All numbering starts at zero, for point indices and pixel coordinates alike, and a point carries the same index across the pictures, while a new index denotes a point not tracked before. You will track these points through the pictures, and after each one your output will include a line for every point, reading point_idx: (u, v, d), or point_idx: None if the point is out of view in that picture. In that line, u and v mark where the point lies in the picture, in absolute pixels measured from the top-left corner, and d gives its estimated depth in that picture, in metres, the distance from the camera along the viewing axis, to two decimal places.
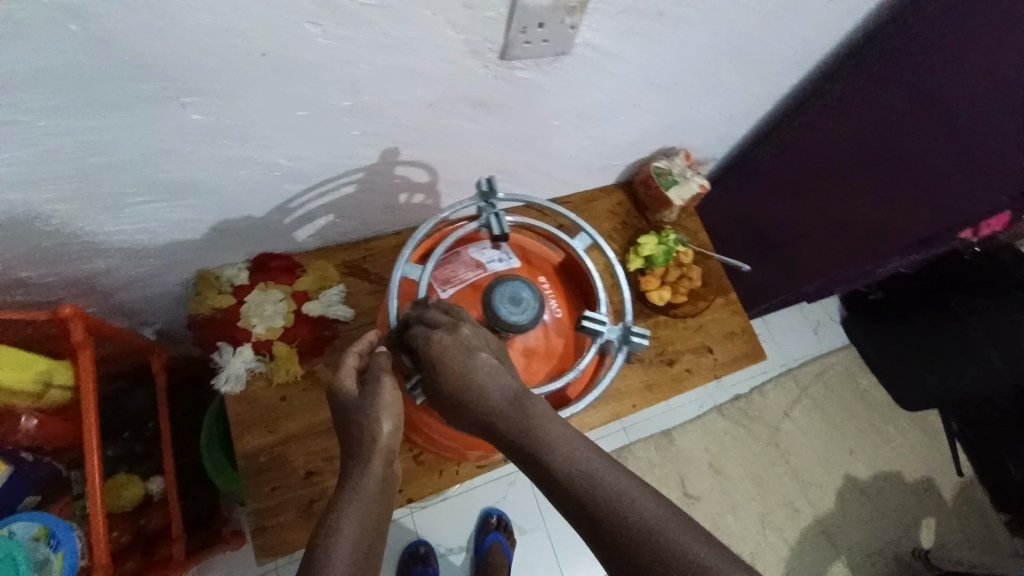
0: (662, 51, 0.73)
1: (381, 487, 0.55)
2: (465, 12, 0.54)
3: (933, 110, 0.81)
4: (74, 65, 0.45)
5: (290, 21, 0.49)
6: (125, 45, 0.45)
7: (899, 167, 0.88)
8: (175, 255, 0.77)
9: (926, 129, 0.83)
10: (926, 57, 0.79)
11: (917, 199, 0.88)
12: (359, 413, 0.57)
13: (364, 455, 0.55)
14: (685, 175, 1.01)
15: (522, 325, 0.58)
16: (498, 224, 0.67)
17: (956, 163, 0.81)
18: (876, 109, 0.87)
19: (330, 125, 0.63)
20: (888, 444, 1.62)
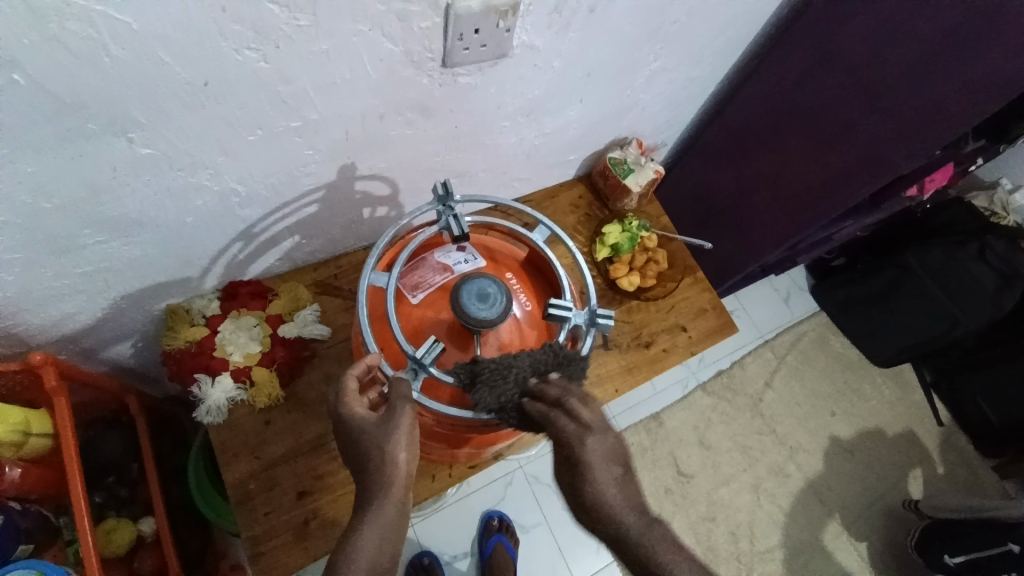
0: (599, 44, 0.76)
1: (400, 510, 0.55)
2: (399, 24, 0.56)
3: (847, 66, 0.87)
4: (15, 109, 0.46)
5: (227, 48, 0.50)
6: (65, 85, 0.46)
7: (828, 124, 0.93)
8: (141, 291, 0.77)
9: (846, 84, 0.88)
10: (836, 18, 0.85)
11: (849, 151, 0.92)
12: (374, 442, 0.55)
13: (380, 486, 0.54)
14: (639, 162, 1.04)
15: (489, 320, 0.59)
16: (457, 225, 0.68)
17: (875, 111, 0.86)
18: (798, 73, 0.92)
19: (283, 146, 0.64)
20: (868, 402, 1.68)
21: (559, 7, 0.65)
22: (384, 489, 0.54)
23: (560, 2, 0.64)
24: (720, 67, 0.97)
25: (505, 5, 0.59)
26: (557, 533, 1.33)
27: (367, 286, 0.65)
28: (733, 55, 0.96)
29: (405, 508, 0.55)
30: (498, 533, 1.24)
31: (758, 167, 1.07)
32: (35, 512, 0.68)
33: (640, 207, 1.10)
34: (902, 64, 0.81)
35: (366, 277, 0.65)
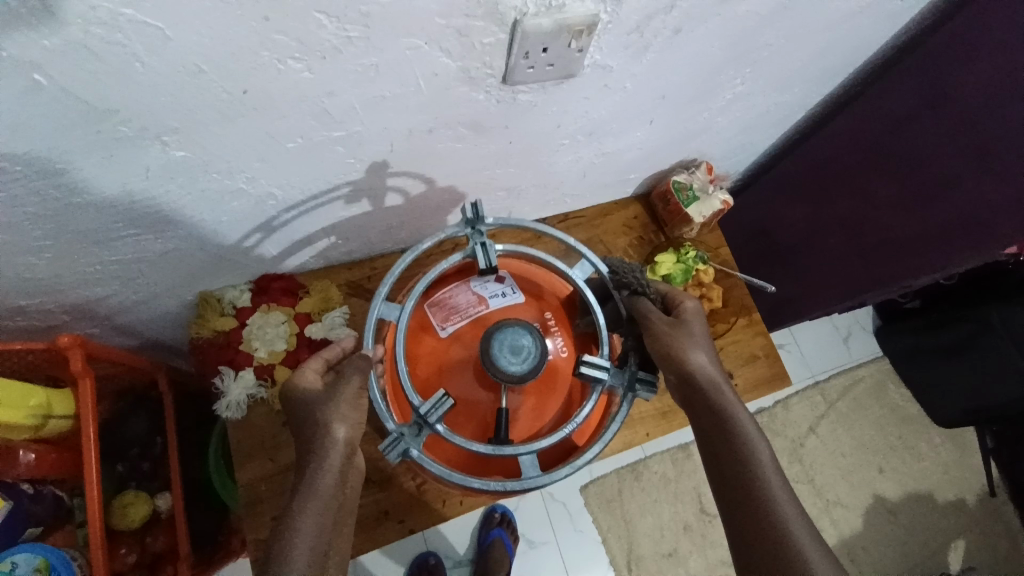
0: (677, 66, 0.67)
1: (338, 483, 0.53)
2: (459, 39, 0.50)
3: (944, 109, 0.76)
4: (42, 112, 0.43)
5: (268, 58, 0.46)
6: (95, 91, 0.43)
7: (911, 170, 0.82)
8: (173, 280, 0.76)
9: (940, 127, 0.77)
10: (939, 52, 0.75)
11: (930, 203, 0.81)
12: (316, 411, 0.57)
13: (318, 454, 0.54)
14: (706, 190, 0.94)
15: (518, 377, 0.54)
16: (485, 257, 0.64)
17: (970, 164, 0.75)
18: (885, 110, 0.83)
19: (323, 155, 0.60)
20: (920, 462, 1.54)
21: (640, 27, 0.57)
22: (320, 452, 0.54)
23: (642, 21, 0.56)
24: (814, 93, 0.87)
25: (580, 25, 0.52)
26: (566, 555, 1.30)
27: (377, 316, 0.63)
28: (831, 81, 0.85)
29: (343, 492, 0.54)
30: (498, 527, 1.23)
31: (837, 209, 0.95)
32: (48, 493, 0.69)
33: (700, 236, 1.01)
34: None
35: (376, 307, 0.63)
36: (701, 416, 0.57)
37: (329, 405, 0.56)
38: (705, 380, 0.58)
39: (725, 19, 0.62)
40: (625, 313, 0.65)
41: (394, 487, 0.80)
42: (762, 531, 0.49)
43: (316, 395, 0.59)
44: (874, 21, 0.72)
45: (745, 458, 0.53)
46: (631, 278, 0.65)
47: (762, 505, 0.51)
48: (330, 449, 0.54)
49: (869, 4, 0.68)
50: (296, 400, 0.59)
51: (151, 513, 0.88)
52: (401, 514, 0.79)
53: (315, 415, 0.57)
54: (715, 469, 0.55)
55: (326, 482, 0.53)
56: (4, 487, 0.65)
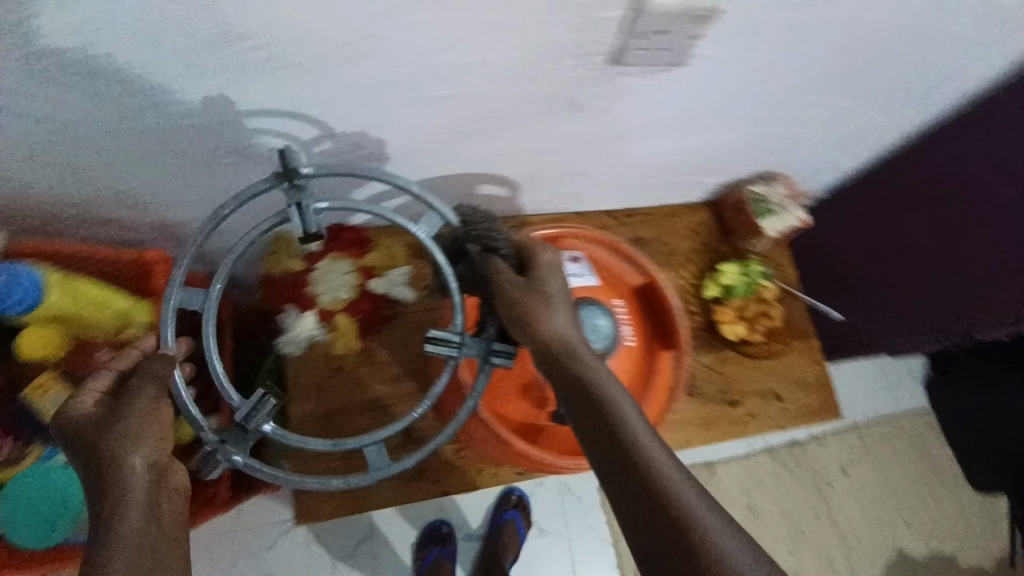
0: (783, 69, 0.66)
1: (148, 524, 0.46)
2: (581, 11, 0.50)
3: None
4: (184, 26, 0.46)
5: (399, 4, 0.47)
6: (236, 13, 0.45)
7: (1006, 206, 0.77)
8: (254, 214, 0.79)
9: None
10: None
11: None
12: (97, 441, 0.47)
13: (111, 487, 0.46)
14: (784, 205, 0.92)
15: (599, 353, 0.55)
16: (305, 223, 0.64)
17: None
18: (988, 139, 0.78)
19: (422, 110, 0.61)
20: (951, 523, 1.48)
21: (760, 22, 0.56)
22: (120, 485, 0.46)
23: (764, 16, 0.55)
24: (915, 119, 0.83)
25: (705, 11, 0.51)
26: (574, 550, 1.30)
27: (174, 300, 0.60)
28: (934, 109, 0.82)
29: (153, 539, 0.46)
30: (513, 510, 1.24)
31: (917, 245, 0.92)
32: None
33: (767, 252, 0.99)
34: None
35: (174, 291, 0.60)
36: (568, 395, 0.54)
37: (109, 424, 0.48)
38: (561, 349, 0.56)
39: (843, 26, 0.60)
40: (479, 268, 0.63)
41: (431, 448, 0.82)
42: (680, 548, 0.45)
43: (84, 428, 0.48)
44: (997, 51, 0.69)
45: (638, 454, 0.49)
46: (482, 231, 0.62)
47: (662, 509, 0.46)
48: (129, 481, 0.46)
49: (999, 32, 0.65)
50: (74, 438, 0.49)
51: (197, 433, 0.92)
52: (436, 474, 0.81)
53: (100, 448, 0.47)
54: (596, 463, 0.51)
55: (129, 522, 0.45)
56: (78, 381, 0.68)
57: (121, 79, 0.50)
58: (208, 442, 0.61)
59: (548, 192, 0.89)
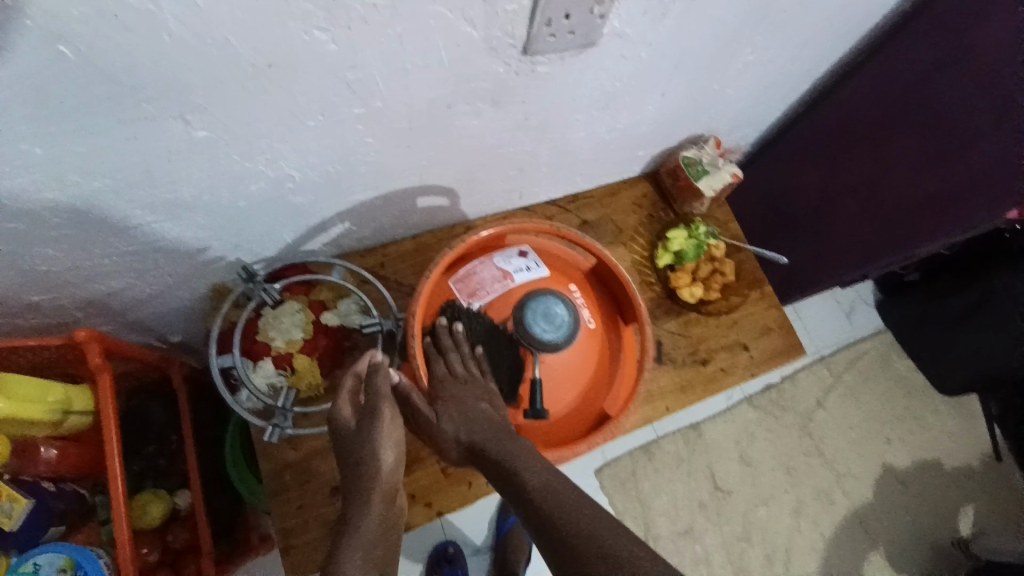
0: (693, 33, 0.67)
1: (381, 528, 0.55)
2: (483, 7, 0.50)
3: (969, 61, 0.76)
4: (65, 92, 0.43)
5: (295, 27, 0.45)
6: (120, 68, 0.43)
7: (931, 125, 0.81)
8: (186, 272, 0.75)
9: (965, 80, 0.77)
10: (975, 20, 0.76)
11: (944, 163, 0.80)
12: (360, 446, 0.59)
13: (359, 504, 0.56)
14: (715, 164, 0.95)
15: (556, 341, 0.58)
16: (272, 297, 0.79)
17: (992, 119, 0.74)
18: (909, 70, 0.83)
19: (342, 133, 0.60)
20: (925, 431, 1.56)
21: None
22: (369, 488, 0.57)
23: None
24: (818, 63, 0.87)
25: None
26: None
27: (216, 368, 0.74)
28: (837, 51, 0.85)
29: (389, 518, 0.57)
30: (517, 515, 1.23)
31: (848, 180, 0.95)
32: (69, 490, 0.70)
33: (704, 214, 1.02)
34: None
35: (216, 359, 0.74)
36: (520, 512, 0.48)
37: (364, 444, 0.59)
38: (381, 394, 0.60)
39: None
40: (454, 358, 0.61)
41: (420, 470, 0.80)
42: None
43: (348, 434, 0.61)
44: None
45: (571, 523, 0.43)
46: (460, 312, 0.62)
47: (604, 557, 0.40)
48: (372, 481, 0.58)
49: None
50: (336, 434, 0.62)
51: (170, 510, 0.87)
52: (430, 497, 0.79)
53: (355, 453, 0.59)
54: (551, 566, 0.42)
55: (366, 521, 0.54)
56: (25, 485, 0.65)
57: (7, 160, 0.46)
58: (268, 428, 0.73)
59: (489, 193, 0.89)
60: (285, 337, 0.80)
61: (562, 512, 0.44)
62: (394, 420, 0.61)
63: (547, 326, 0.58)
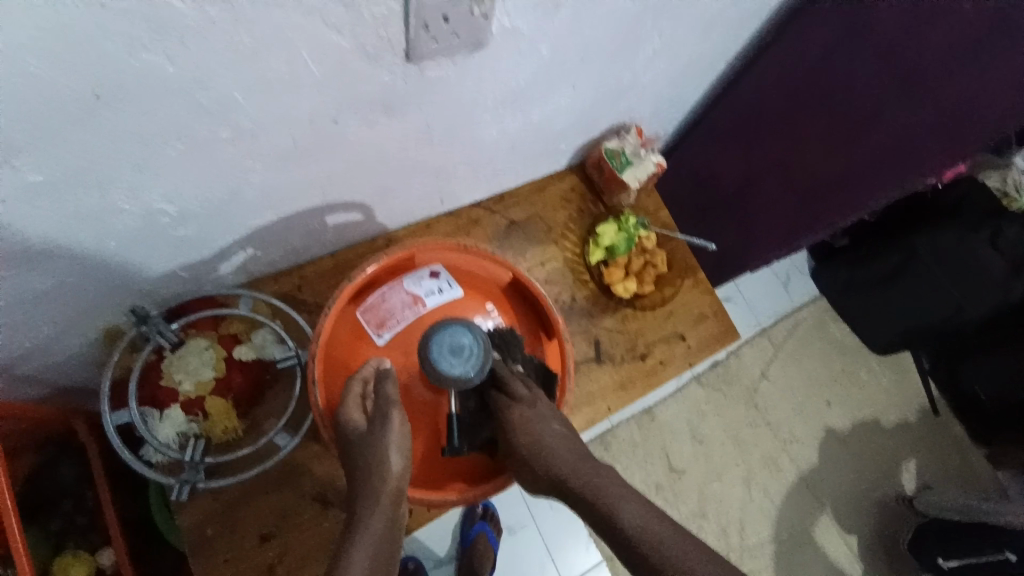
0: (593, 21, 0.63)
1: (390, 528, 0.52)
2: (345, 12, 0.45)
3: (862, 40, 0.76)
4: None
5: (119, 51, 0.39)
6: None
7: (835, 104, 0.83)
8: (68, 319, 0.67)
9: (865, 59, 0.77)
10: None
11: (855, 140, 0.82)
12: (366, 453, 0.54)
13: (368, 505, 0.53)
14: (639, 154, 0.93)
15: (464, 380, 0.50)
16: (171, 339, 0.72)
17: (891, 96, 0.76)
18: (809, 49, 0.82)
19: (216, 158, 0.54)
20: (862, 389, 1.63)
21: None
22: (377, 499, 0.53)
23: None
24: (729, 45, 0.86)
25: None
26: (546, 534, 1.28)
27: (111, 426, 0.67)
28: (747, 30, 0.84)
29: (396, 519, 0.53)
30: (480, 522, 1.19)
31: (766, 155, 0.95)
32: None
33: (635, 204, 1.00)
34: (966, 36, 0.68)
35: (107, 416, 0.67)
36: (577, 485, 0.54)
37: (374, 450, 0.54)
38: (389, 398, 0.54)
39: None
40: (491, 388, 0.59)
41: None
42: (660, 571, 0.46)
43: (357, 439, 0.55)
44: None
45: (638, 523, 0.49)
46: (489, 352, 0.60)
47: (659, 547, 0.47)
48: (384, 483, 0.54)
49: None
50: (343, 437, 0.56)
51: (93, 571, 0.80)
52: None
53: (360, 460, 0.54)
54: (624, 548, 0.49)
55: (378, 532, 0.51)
56: None
57: None
58: (178, 483, 0.68)
59: (406, 202, 0.84)
60: (188, 382, 0.73)
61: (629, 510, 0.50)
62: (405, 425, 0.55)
63: (456, 364, 0.50)
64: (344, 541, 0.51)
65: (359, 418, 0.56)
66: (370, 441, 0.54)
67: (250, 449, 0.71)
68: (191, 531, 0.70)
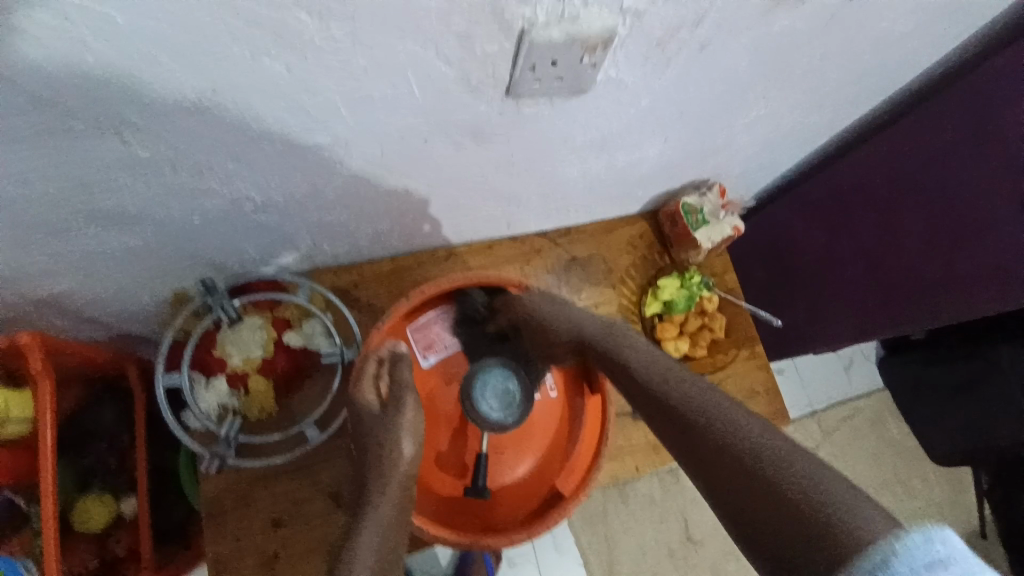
0: (698, 82, 0.62)
1: (396, 512, 0.60)
2: (458, 44, 0.45)
3: (991, 137, 0.71)
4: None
5: (243, 53, 0.41)
6: (50, 87, 0.40)
7: (940, 199, 0.77)
8: (141, 278, 0.71)
9: (988, 157, 0.71)
10: (1009, 87, 0.68)
11: (958, 237, 0.75)
12: (376, 434, 0.63)
13: (379, 482, 0.61)
14: (716, 213, 0.89)
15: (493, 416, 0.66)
16: (229, 314, 0.75)
17: (1007, 198, 0.70)
18: (927, 139, 0.77)
19: (309, 159, 0.56)
20: (912, 500, 1.49)
21: (659, 42, 0.52)
22: (386, 484, 0.61)
23: (662, 34, 0.51)
24: (833, 121, 0.82)
25: (595, 39, 0.47)
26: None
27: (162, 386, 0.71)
28: (857, 109, 0.80)
29: (404, 501, 0.60)
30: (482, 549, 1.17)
31: (860, 244, 0.89)
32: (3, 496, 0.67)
33: (702, 262, 0.97)
34: None
35: (161, 377, 0.70)
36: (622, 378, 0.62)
37: (385, 432, 0.63)
38: (402, 381, 0.65)
39: (749, 44, 0.57)
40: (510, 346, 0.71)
41: None
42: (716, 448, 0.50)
43: (371, 418, 0.64)
44: (919, 43, 0.67)
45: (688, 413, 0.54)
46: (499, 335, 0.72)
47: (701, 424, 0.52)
48: (392, 463, 0.62)
49: (899, 37, 0.64)
50: (361, 418, 0.65)
51: (113, 515, 0.84)
52: None
53: (375, 438, 0.63)
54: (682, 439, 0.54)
55: (380, 515, 0.58)
56: None
57: None
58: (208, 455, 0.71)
59: (473, 222, 0.84)
60: (237, 358, 0.76)
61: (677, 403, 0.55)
62: (417, 411, 0.65)
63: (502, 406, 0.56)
64: (356, 522, 0.59)
65: (372, 400, 0.65)
66: (384, 425, 0.63)
67: (280, 436, 0.73)
68: (208, 502, 0.72)
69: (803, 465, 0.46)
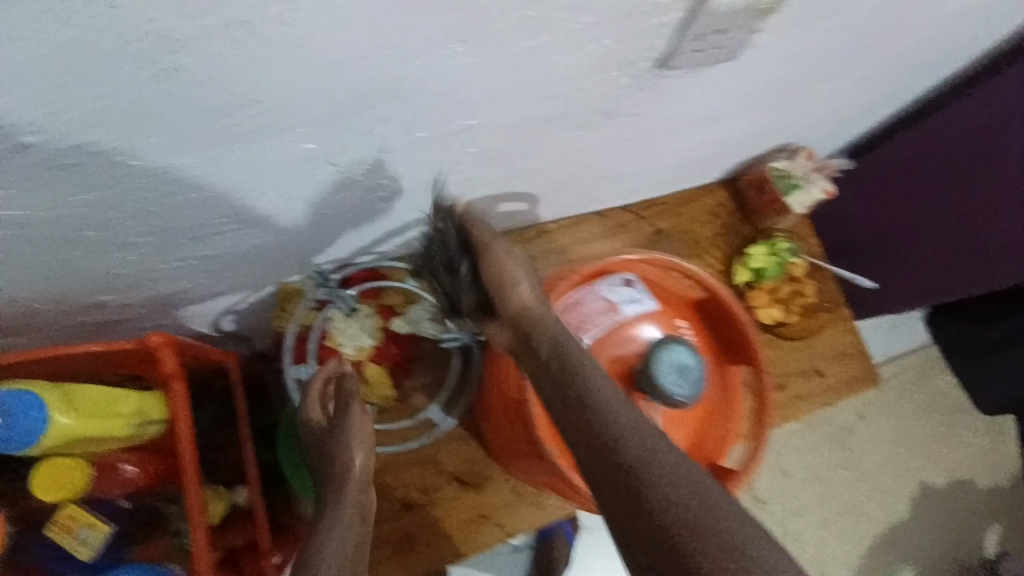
0: (826, 46, 0.61)
1: (358, 511, 0.63)
2: (631, 20, 0.45)
3: None
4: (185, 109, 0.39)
5: (435, 41, 0.40)
6: (249, 88, 0.39)
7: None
8: (255, 273, 0.71)
9: None
10: None
11: None
12: (329, 444, 0.66)
13: (335, 493, 0.64)
14: (809, 177, 0.89)
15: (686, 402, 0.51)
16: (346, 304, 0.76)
17: None
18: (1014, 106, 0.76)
19: (450, 146, 0.55)
20: (962, 448, 1.53)
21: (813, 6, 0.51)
22: (343, 490, 0.64)
23: None
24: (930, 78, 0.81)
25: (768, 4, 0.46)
26: None
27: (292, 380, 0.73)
28: (955, 65, 0.79)
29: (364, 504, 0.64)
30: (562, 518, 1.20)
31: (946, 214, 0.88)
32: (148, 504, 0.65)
33: (787, 228, 0.96)
34: None
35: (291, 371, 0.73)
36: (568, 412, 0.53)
37: (333, 440, 0.66)
38: (343, 394, 0.70)
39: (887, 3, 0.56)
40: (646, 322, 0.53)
41: (488, 489, 0.79)
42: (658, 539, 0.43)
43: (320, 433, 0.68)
44: None
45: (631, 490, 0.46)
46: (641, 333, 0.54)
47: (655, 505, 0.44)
48: (351, 481, 0.64)
49: None
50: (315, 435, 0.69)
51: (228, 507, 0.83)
52: (497, 515, 0.78)
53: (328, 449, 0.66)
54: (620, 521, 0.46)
55: (335, 520, 0.60)
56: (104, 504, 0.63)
57: (111, 169, 0.42)
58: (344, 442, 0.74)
59: (567, 200, 0.84)
60: (349, 347, 0.77)
61: (644, 470, 0.46)
62: (364, 419, 0.68)
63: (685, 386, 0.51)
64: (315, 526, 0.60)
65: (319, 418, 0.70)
66: (334, 439, 0.66)
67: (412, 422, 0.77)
68: None
69: (762, 554, 0.42)
